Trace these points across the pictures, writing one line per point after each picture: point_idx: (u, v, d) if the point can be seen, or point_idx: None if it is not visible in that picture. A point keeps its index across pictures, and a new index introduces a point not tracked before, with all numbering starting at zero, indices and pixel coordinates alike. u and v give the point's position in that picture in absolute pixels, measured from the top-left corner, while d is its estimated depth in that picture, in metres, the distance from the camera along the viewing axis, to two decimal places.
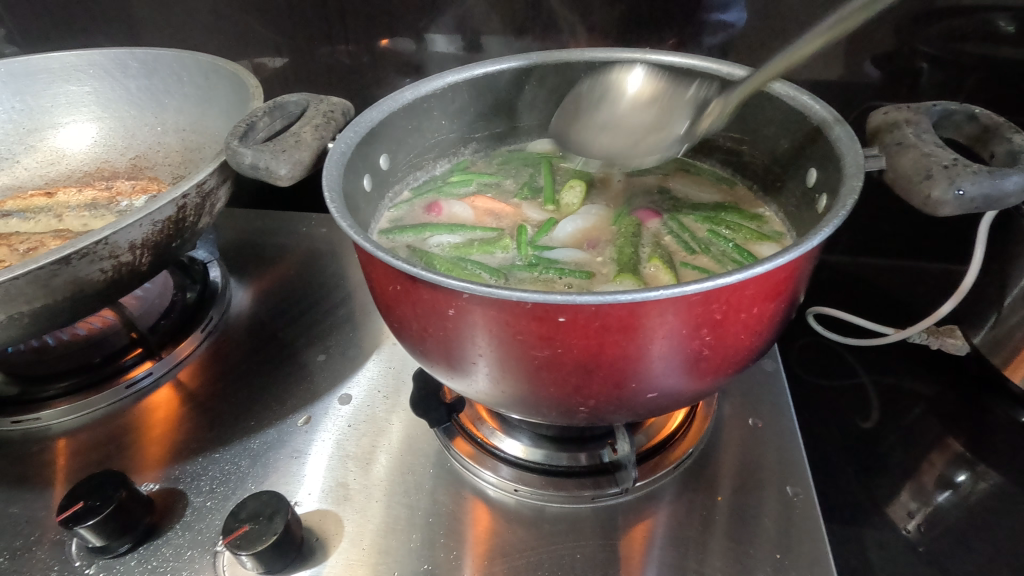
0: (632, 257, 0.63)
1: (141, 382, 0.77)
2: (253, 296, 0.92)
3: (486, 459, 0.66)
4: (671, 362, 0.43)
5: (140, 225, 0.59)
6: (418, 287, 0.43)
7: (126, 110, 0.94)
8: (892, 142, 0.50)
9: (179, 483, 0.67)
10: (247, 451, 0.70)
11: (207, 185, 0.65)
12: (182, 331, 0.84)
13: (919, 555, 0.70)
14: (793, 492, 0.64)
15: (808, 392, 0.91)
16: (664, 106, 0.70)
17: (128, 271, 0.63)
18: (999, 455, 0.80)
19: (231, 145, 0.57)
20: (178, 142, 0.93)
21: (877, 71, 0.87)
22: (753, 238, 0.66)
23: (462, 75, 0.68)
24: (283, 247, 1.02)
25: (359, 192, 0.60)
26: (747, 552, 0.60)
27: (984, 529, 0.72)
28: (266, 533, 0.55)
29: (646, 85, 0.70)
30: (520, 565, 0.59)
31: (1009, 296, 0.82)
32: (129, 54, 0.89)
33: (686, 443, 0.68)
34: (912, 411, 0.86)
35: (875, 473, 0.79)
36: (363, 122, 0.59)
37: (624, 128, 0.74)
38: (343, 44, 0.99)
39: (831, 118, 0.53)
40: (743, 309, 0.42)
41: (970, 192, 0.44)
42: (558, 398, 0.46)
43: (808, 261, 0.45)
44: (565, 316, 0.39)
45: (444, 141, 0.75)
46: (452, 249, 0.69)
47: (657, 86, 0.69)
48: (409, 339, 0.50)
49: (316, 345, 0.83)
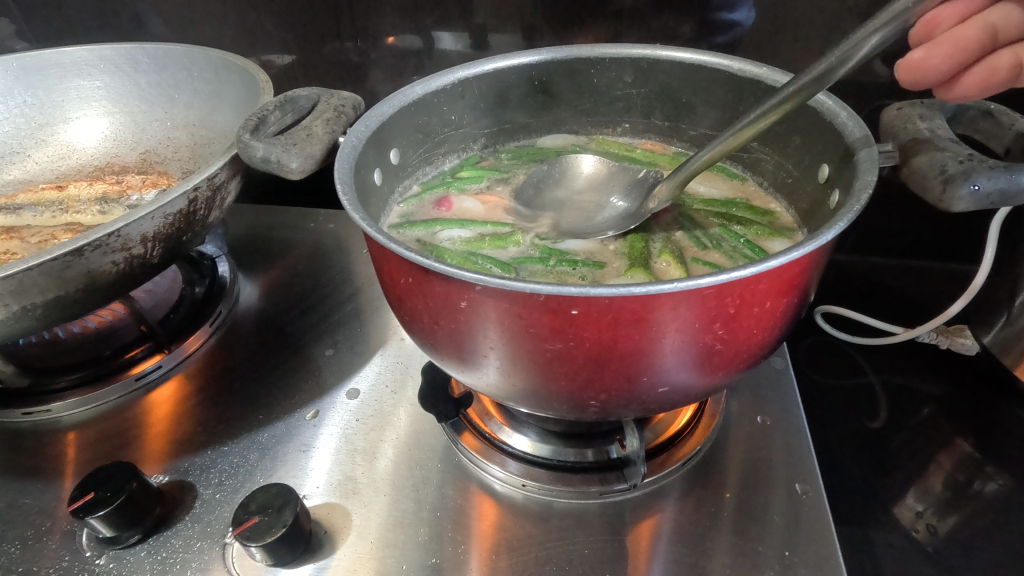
0: (642, 252, 0.63)
1: (151, 375, 0.78)
2: (261, 291, 0.92)
3: (495, 454, 0.66)
4: (683, 356, 0.43)
5: (151, 218, 0.60)
6: (430, 280, 0.43)
7: (136, 105, 0.95)
8: (906, 137, 0.50)
9: (188, 475, 0.67)
10: (255, 444, 0.70)
11: (217, 179, 0.65)
12: (191, 324, 0.84)
13: (927, 556, 0.70)
14: (802, 490, 0.64)
15: (816, 391, 0.90)
16: (613, 182, 0.73)
17: (139, 264, 0.63)
18: (1008, 456, 0.79)
19: (243, 139, 0.57)
20: (187, 137, 0.93)
21: (887, 69, 0.86)
22: (764, 234, 0.66)
23: (472, 71, 0.68)
24: (291, 242, 1.02)
25: (370, 186, 0.60)
26: (756, 550, 0.60)
27: (993, 531, 0.72)
28: (275, 525, 0.55)
29: (598, 164, 0.74)
30: (528, 560, 0.59)
31: (1020, 296, 0.81)
32: (140, 49, 0.90)
33: (695, 440, 0.67)
34: (921, 410, 0.86)
35: (883, 473, 0.79)
36: (374, 116, 0.59)
37: (578, 204, 0.74)
38: (351, 41, 1.00)
39: (843, 114, 0.53)
40: (756, 304, 0.42)
41: (986, 187, 0.44)
42: (568, 391, 0.46)
43: (821, 256, 0.45)
44: (578, 309, 0.39)
45: (454, 136, 0.75)
46: (462, 244, 0.69)
47: (609, 168, 0.74)
48: (419, 332, 0.50)
49: (324, 340, 0.83)
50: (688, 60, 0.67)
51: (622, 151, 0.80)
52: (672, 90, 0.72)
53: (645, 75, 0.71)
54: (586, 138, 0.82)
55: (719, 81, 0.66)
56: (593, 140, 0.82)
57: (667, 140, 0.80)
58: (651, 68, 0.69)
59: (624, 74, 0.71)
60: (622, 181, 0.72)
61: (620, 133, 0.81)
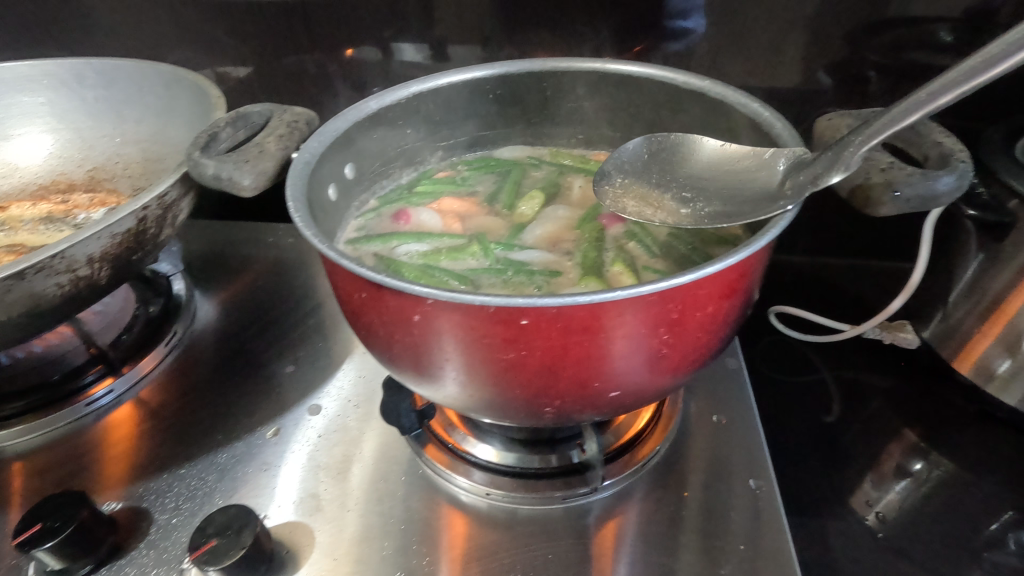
0: (595, 261, 0.65)
1: (101, 400, 0.75)
2: (219, 308, 0.91)
3: (460, 465, 0.67)
4: (633, 361, 0.45)
5: (98, 238, 0.58)
6: (384, 294, 0.43)
7: (83, 121, 0.92)
8: (835, 146, 0.53)
9: (143, 501, 0.65)
10: (214, 466, 0.68)
11: (168, 197, 0.64)
12: (144, 345, 0.82)
13: (879, 543, 0.73)
14: (756, 485, 0.67)
15: (772, 388, 0.94)
16: (733, 178, 0.60)
17: (86, 285, 0.61)
18: (950, 444, 0.84)
19: (193, 156, 0.57)
20: (138, 153, 0.91)
21: (828, 78, 0.91)
22: (715, 242, 0.66)
23: (426, 85, 0.69)
24: (250, 258, 1.01)
25: (324, 202, 0.61)
26: (715, 546, 0.61)
27: (938, 515, 0.76)
28: (233, 547, 0.54)
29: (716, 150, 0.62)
30: (494, 568, 0.60)
31: (954, 291, 0.86)
32: (85, 64, 0.88)
33: (654, 441, 0.69)
34: (870, 403, 0.90)
35: (836, 464, 0.82)
36: (327, 131, 0.60)
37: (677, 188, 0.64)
38: (308, 53, 0.99)
39: (778, 126, 0.56)
40: (700, 308, 0.44)
41: (906, 193, 0.47)
42: (524, 399, 0.47)
43: (759, 261, 0.47)
44: (528, 319, 0.40)
45: (410, 150, 0.76)
46: (420, 258, 0.69)
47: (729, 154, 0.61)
48: (376, 346, 0.50)
49: (286, 356, 0.82)
50: (636, 74, 0.69)
51: (577, 163, 0.81)
52: (622, 103, 0.74)
53: (596, 88, 0.72)
54: (544, 149, 0.84)
55: (666, 93, 0.68)
56: (550, 151, 0.84)
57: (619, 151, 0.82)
58: (601, 81, 0.71)
59: (576, 86, 0.73)
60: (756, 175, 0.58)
61: (575, 145, 0.83)
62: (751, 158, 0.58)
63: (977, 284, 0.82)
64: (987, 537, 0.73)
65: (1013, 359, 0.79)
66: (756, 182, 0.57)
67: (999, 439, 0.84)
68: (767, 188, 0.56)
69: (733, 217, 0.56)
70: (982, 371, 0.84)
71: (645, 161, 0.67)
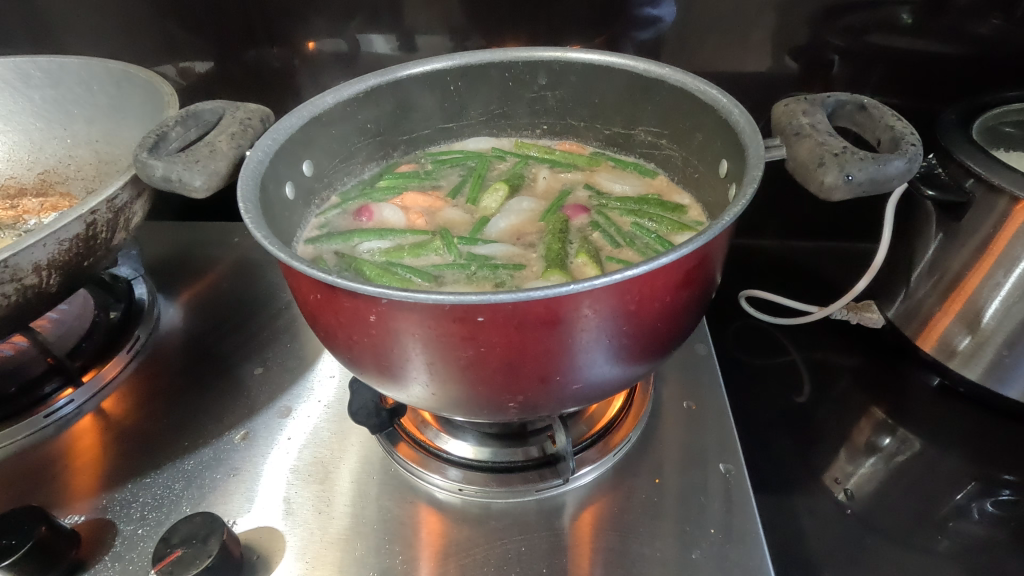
0: (559, 253, 0.64)
1: (62, 410, 0.73)
2: (185, 311, 0.88)
3: (433, 463, 0.66)
4: (594, 353, 0.45)
5: (44, 245, 0.56)
6: (338, 294, 0.43)
7: (31, 121, 0.89)
8: (790, 132, 0.53)
9: (108, 513, 0.64)
10: (181, 473, 0.67)
11: (119, 200, 0.62)
12: (105, 352, 0.79)
13: (848, 518, 0.75)
14: (725, 469, 0.67)
15: (745, 371, 0.95)
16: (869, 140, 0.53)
17: (34, 295, 0.59)
18: (915, 419, 0.86)
19: (140, 158, 0.55)
20: (91, 154, 0.88)
21: (795, 62, 0.92)
22: (674, 229, 0.69)
23: (385, 78, 0.68)
24: (215, 260, 0.98)
25: (280, 200, 0.59)
26: (687, 530, 0.62)
27: (905, 488, 0.78)
28: (200, 556, 0.54)
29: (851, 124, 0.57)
30: (467, 563, 0.60)
31: (916, 271, 0.88)
32: (30, 62, 0.84)
33: (626, 428, 0.70)
34: (838, 382, 0.92)
35: (807, 443, 0.84)
36: (281, 129, 0.58)
37: (823, 126, 0.53)
38: (270, 47, 0.97)
39: (736, 111, 0.56)
40: (657, 298, 0.44)
41: (858, 177, 0.47)
42: (486, 395, 0.47)
43: (717, 250, 0.47)
44: (484, 316, 0.40)
45: (371, 144, 0.75)
46: (382, 256, 0.68)
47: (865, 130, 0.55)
48: (337, 347, 0.49)
49: (254, 358, 0.81)
50: (597, 62, 0.69)
51: (542, 153, 0.81)
52: (585, 92, 0.73)
53: (558, 78, 0.72)
54: (508, 140, 0.83)
55: (627, 81, 0.68)
56: (513, 142, 0.82)
57: (585, 139, 0.81)
58: (564, 70, 0.71)
59: (538, 76, 0.72)
60: (893, 137, 0.52)
61: (539, 135, 0.82)
62: (891, 127, 0.53)
63: (938, 262, 0.84)
64: (951, 508, 0.75)
65: (973, 335, 0.82)
66: (895, 143, 0.51)
67: (962, 413, 0.86)
68: (900, 149, 0.50)
69: (871, 163, 0.47)
70: (944, 348, 0.86)
71: (786, 100, 0.57)
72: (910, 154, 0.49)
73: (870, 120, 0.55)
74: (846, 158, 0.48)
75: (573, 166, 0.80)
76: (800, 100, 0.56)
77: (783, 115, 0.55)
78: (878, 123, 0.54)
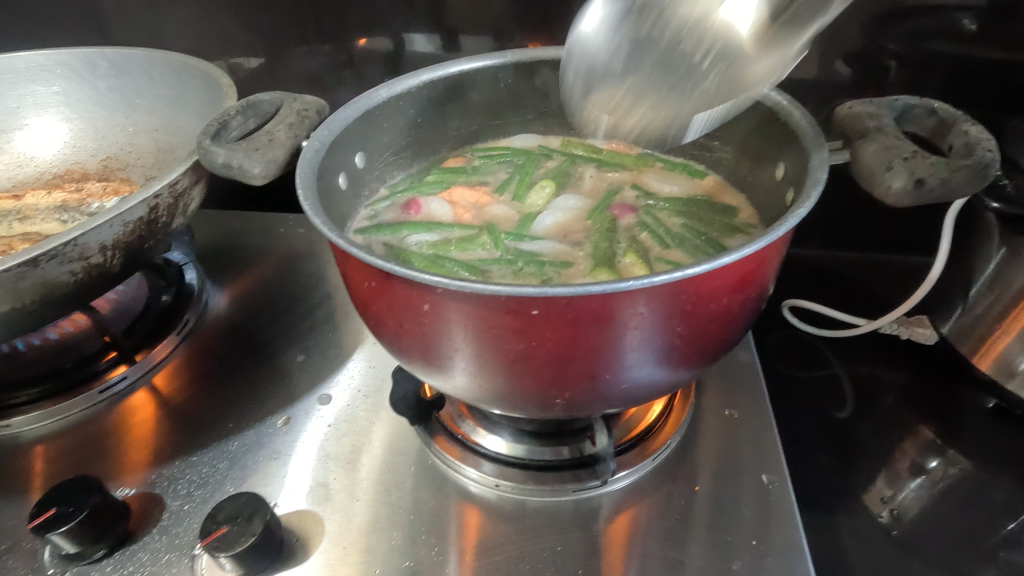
0: (607, 252, 0.65)
1: (115, 386, 0.76)
2: (231, 299, 0.91)
3: (469, 456, 0.66)
4: (646, 352, 0.44)
5: (110, 226, 0.59)
6: (393, 283, 0.43)
7: (96, 110, 0.93)
8: (855, 134, 0.51)
9: (156, 488, 0.66)
10: (225, 454, 0.69)
11: (179, 185, 0.64)
12: (156, 333, 0.82)
13: (891, 540, 0.72)
14: (768, 481, 0.66)
15: (786, 382, 0.92)
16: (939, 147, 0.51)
17: (98, 273, 0.62)
18: (967, 441, 0.82)
19: (203, 145, 0.57)
20: (150, 143, 0.92)
21: (847, 68, 0.89)
22: (726, 231, 0.68)
23: (437, 74, 0.69)
24: (261, 250, 1.01)
25: (333, 189, 0.60)
26: (724, 542, 0.61)
27: (953, 512, 0.74)
28: (244, 534, 0.55)
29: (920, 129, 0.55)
30: (500, 560, 0.59)
31: (974, 286, 0.84)
32: (98, 53, 0.88)
33: (664, 436, 0.68)
34: (885, 399, 0.89)
35: (849, 461, 0.81)
36: (337, 120, 0.60)
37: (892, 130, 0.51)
38: (319, 44, 0.99)
39: (797, 113, 0.55)
40: (713, 299, 0.43)
41: (930, 182, 0.45)
42: (533, 390, 0.47)
43: (777, 252, 0.46)
44: (538, 310, 0.40)
45: (421, 139, 0.76)
46: (429, 248, 0.68)
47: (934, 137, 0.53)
48: (386, 336, 0.50)
49: (296, 346, 0.83)
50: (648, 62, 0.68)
51: (590, 152, 0.81)
52: None
53: None
54: (555, 138, 0.84)
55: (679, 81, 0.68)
56: (560, 140, 0.83)
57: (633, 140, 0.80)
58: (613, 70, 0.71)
59: None
60: (968, 142, 0.50)
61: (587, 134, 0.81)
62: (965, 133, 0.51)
63: (998, 278, 0.80)
64: (1003, 536, 0.72)
65: None
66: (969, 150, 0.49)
67: (1019, 437, 0.82)
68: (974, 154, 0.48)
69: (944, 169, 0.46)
70: (1002, 368, 0.81)
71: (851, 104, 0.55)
72: (985, 161, 0.47)
73: (941, 123, 0.53)
74: (916, 164, 0.47)
75: (621, 166, 0.80)
76: (867, 103, 0.55)
77: (849, 117, 0.53)
78: (951, 128, 0.52)
